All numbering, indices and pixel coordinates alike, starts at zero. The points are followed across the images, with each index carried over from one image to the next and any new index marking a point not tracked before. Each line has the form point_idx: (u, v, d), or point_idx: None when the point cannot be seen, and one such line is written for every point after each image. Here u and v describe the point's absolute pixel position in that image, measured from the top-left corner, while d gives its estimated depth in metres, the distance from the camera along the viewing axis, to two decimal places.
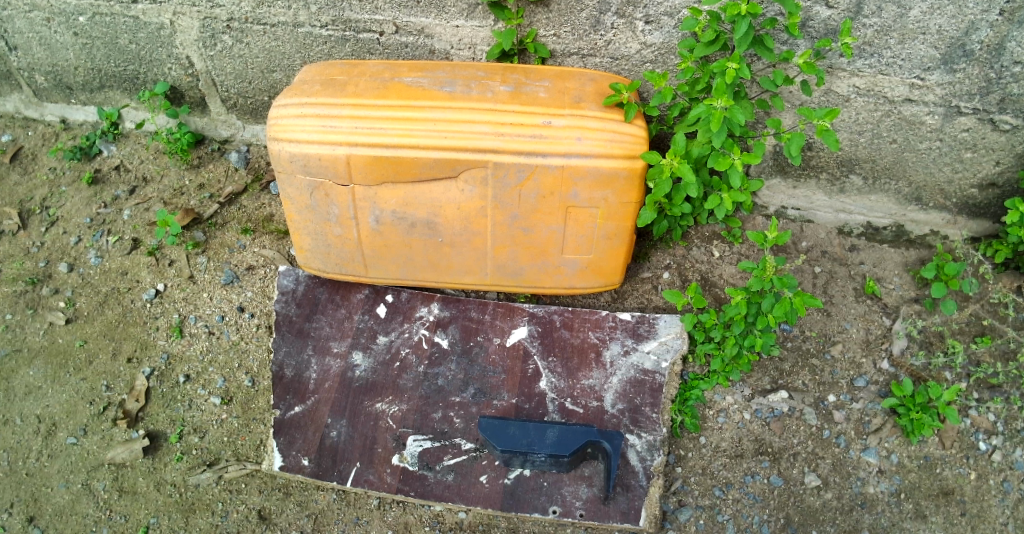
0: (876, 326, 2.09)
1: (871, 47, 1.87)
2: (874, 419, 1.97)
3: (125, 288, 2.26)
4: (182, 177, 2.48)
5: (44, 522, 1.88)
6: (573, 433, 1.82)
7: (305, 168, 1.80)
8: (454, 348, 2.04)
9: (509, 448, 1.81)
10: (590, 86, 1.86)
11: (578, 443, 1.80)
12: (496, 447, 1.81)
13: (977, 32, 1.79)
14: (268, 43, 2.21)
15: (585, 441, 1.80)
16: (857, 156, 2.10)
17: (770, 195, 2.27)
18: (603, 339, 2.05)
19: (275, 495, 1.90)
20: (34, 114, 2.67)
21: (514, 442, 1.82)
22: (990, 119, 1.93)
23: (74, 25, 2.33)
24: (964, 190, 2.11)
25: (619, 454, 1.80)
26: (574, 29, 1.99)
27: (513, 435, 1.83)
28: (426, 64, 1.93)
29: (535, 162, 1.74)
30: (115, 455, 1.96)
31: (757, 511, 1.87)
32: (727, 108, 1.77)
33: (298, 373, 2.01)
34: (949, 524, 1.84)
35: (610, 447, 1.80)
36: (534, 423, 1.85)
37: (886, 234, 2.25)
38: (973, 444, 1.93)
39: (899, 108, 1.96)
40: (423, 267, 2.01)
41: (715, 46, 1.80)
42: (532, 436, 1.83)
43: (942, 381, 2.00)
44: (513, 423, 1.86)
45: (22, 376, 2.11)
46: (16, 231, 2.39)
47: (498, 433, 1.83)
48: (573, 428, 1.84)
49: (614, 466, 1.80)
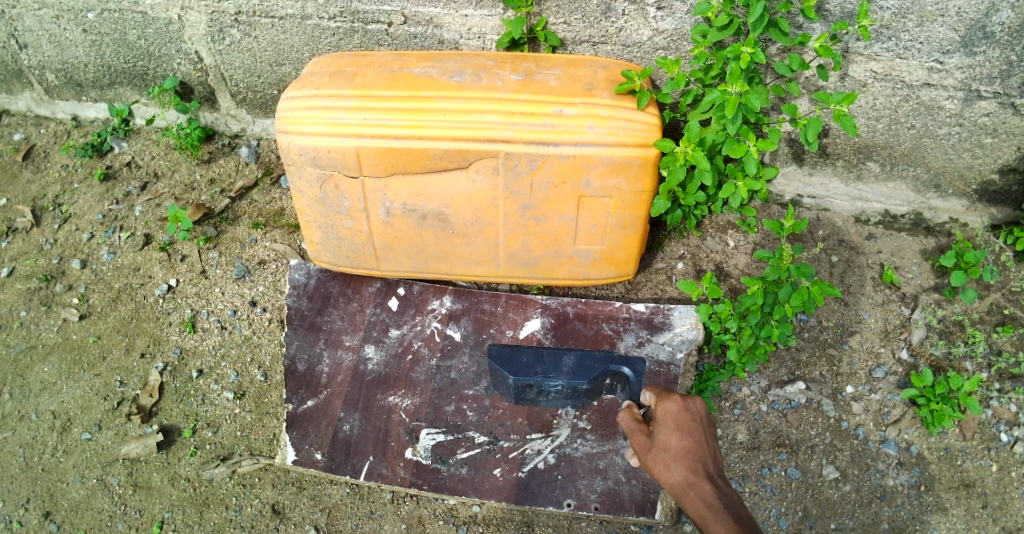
0: (894, 315, 2.06)
1: (889, 31, 1.82)
2: (893, 410, 1.94)
3: (138, 284, 2.26)
4: (192, 172, 2.49)
5: (60, 517, 1.89)
6: (592, 360, 1.75)
7: (315, 160, 1.78)
8: (466, 341, 2.02)
9: (524, 376, 1.77)
10: (602, 73, 1.83)
11: (598, 372, 1.72)
12: (509, 376, 1.78)
13: (998, 14, 1.74)
14: (277, 35, 2.19)
15: (605, 370, 1.72)
16: (874, 142, 2.06)
17: (785, 183, 2.24)
18: (617, 330, 2.02)
19: (288, 489, 1.89)
20: (46, 111, 2.68)
21: (529, 370, 1.77)
22: (1011, 104, 1.89)
23: (83, 22, 2.32)
24: (985, 176, 2.06)
25: (643, 379, 1.70)
26: (584, 17, 1.97)
27: (527, 363, 1.79)
28: (435, 53, 1.90)
29: (547, 151, 1.72)
30: (130, 450, 1.96)
31: (774, 504, 1.84)
32: (741, 93, 1.76)
33: (310, 367, 2.00)
34: (970, 517, 1.81)
35: (632, 371, 1.69)
36: (548, 351, 1.81)
37: (904, 222, 2.21)
38: (995, 435, 1.90)
39: (918, 92, 1.92)
40: (435, 258, 2.00)
41: (728, 31, 1.78)
42: (546, 363, 1.78)
43: (963, 371, 1.98)
44: (525, 352, 1.82)
45: (37, 372, 2.11)
46: (29, 228, 2.40)
47: (511, 361, 1.80)
48: (590, 355, 1.77)
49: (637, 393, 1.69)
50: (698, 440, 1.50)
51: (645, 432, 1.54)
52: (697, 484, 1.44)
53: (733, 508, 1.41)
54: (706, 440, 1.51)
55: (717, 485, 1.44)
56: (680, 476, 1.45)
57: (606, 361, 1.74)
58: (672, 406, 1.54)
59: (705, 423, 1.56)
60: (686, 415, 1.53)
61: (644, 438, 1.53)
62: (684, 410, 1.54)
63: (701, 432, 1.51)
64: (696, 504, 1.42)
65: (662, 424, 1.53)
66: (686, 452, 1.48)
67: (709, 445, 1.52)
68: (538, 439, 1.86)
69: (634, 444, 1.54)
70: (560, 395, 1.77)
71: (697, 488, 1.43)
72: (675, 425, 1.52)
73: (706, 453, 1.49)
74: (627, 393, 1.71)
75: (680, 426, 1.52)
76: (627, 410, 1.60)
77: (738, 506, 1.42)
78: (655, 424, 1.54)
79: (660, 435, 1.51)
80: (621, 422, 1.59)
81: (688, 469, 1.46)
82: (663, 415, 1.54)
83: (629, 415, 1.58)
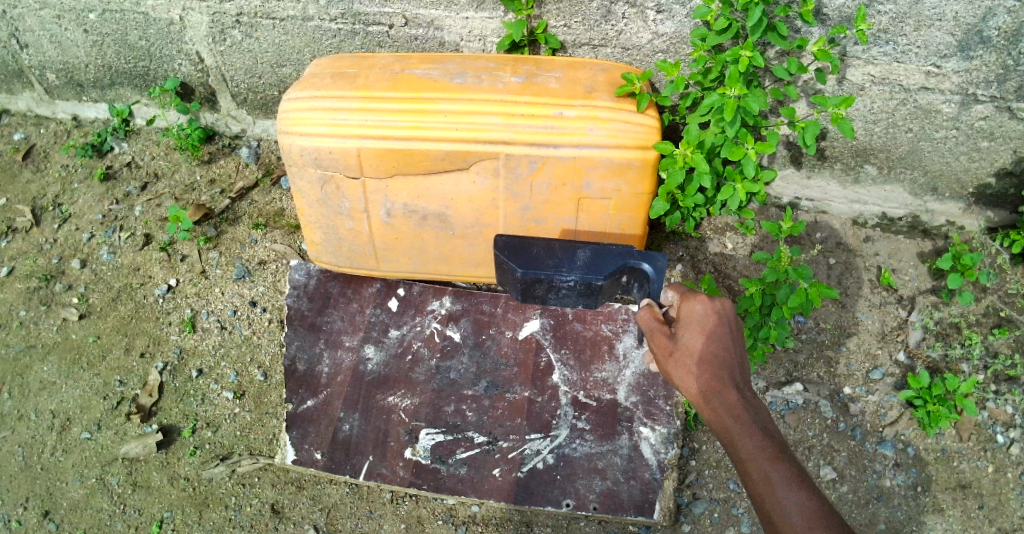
0: (891, 318, 2.08)
1: (887, 35, 1.83)
2: (890, 411, 1.95)
3: (138, 284, 2.26)
4: (193, 172, 2.49)
5: (59, 517, 1.89)
6: (610, 254, 1.47)
7: (317, 161, 1.79)
8: (465, 341, 2.03)
9: (531, 269, 1.46)
10: (602, 76, 1.84)
11: (614, 264, 1.45)
12: (514, 268, 1.46)
13: (994, 18, 1.76)
14: (278, 37, 2.20)
15: (624, 261, 1.45)
16: (872, 145, 2.08)
17: (783, 186, 2.26)
18: (615, 331, 2.04)
19: (287, 489, 1.90)
20: (46, 111, 2.69)
21: (539, 262, 1.46)
22: (1008, 107, 1.90)
23: (85, 22, 2.32)
24: (981, 179, 2.08)
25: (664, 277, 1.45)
26: (585, 20, 1.98)
27: (536, 255, 1.48)
28: (436, 55, 1.91)
29: (547, 153, 1.73)
30: (129, 449, 1.97)
31: None
32: (740, 96, 1.78)
33: (310, 367, 2.01)
34: (967, 518, 1.82)
35: (653, 268, 1.44)
36: (561, 244, 1.51)
37: (901, 225, 2.23)
38: (991, 436, 1.91)
39: (915, 96, 1.93)
40: (435, 259, 2.01)
41: (727, 34, 1.79)
42: (558, 257, 1.48)
43: (959, 373, 1.99)
44: (536, 243, 1.51)
45: (36, 372, 2.12)
46: (29, 228, 2.41)
47: (518, 253, 1.48)
48: (609, 248, 1.49)
49: (656, 291, 1.45)
50: (725, 346, 1.38)
51: (667, 331, 1.41)
52: (724, 395, 1.34)
53: (760, 419, 1.31)
54: (733, 346, 1.40)
55: (745, 395, 1.34)
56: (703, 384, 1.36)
57: (626, 252, 1.48)
58: (699, 305, 1.42)
59: (734, 324, 1.43)
60: (713, 316, 1.40)
61: (666, 339, 1.41)
62: (711, 311, 1.41)
63: (729, 336, 1.40)
64: (719, 415, 1.32)
65: (685, 326, 1.40)
66: (712, 359, 1.37)
67: (736, 349, 1.41)
68: (538, 440, 1.87)
69: (654, 345, 1.42)
70: (573, 293, 1.48)
71: (724, 400, 1.33)
72: (700, 327, 1.39)
73: (733, 360, 1.39)
74: (651, 293, 1.46)
75: (707, 329, 1.39)
76: (647, 307, 1.44)
77: (765, 416, 1.32)
78: (679, 324, 1.42)
79: (684, 338, 1.39)
80: (639, 319, 1.45)
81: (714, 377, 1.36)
82: (687, 316, 1.42)
83: (649, 313, 1.43)
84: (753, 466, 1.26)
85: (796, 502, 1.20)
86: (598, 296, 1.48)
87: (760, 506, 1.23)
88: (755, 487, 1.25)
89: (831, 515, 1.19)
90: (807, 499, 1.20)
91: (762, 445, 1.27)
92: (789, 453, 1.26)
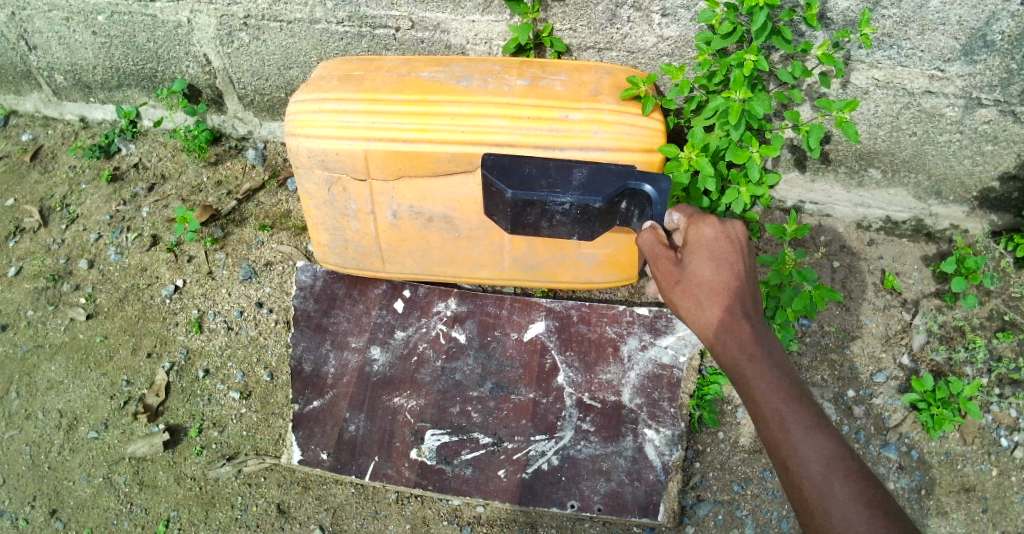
0: (895, 321, 2.08)
1: (891, 39, 1.84)
2: (894, 414, 1.95)
3: (145, 284, 2.28)
4: (200, 174, 2.51)
5: (66, 515, 1.91)
6: (605, 177, 1.59)
7: (324, 163, 1.80)
8: (471, 342, 2.04)
9: (523, 191, 1.58)
10: (608, 79, 1.85)
11: (611, 186, 1.56)
12: (505, 190, 1.59)
13: (998, 23, 1.76)
14: (285, 40, 2.22)
15: (623, 185, 1.56)
16: (876, 149, 2.08)
17: (788, 189, 2.27)
18: (620, 333, 2.04)
19: (293, 489, 1.91)
20: (54, 112, 2.70)
21: (532, 184, 1.59)
22: (1012, 111, 1.90)
23: (93, 24, 2.34)
24: (985, 183, 2.08)
25: (666, 199, 1.55)
26: (590, 23, 1.99)
27: (530, 177, 1.61)
28: (442, 58, 1.92)
29: (553, 156, 1.72)
30: (136, 449, 1.98)
31: (776, 507, 1.86)
32: (745, 100, 1.80)
33: (316, 368, 2.02)
34: (971, 521, 1.82)
35: (655, 189, 1.55)
36: (556, 165, 1.64)
37: (905, 228, 2.23)
38: (995, 440, 1.92)
39: (919, 100, 1.94)
40: (440, 261, 2.02)
41: (732, 38, 1.80)
42: (555, 179, 1.61)
43: (963, 376, 2.00)
44: (534, 168, 1.63)
45: (44, 371, 2.13)
46: (37, 228, 2.42)
47: (516, 178, 1.61)
48: (605, 171, 1.60)
49: (659, 213, 1.56)
50: (733, 272, 1.38)
51: (672, 259, 1.45)
52: (729, 323, 1.33)
53: (769, 348, 1.30)
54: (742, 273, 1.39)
55: (754, 323, 1.33)
56: (710, 312, 1.36)
57: (624, 176, 1.59)
58: (708, 231, 1.42)
59: (746, 251, 1.42)
60: (722, 242, 1.41)
61: (672, 267, 1.43)
62: (720, 237, 1.42)
63: (737, 262, 1.39)
64: (725, 344, 1.32)
65: (692, 252, 1.42)
66: (719, 285, 1.37)
67: (747, 277, 1.40)
68: (542, 441, 1.88)
69: (660, 271, 1.46)
70: (568, 217, 1.60)
71: (729, 329, 1.33)
72: (707, 252, 1.40)
73: (743, 287, 1.38)
74: (653, 215, 1.57)
75: (715, 254, 1.40)
76: (654, 233, 1.51)
77: (776, 349, 1.31)
78: (688, 252, 1.43)
79: (689, 263, 1.41)
80: (644, 244, 1.51)
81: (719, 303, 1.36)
82: (696, 242, 1.42)
83: (655, 240, 1.49)
84: (759, 397, 1.25)
85: (802, 431, 1.19)
86: (593, 220, 1.60)
87: (766, 437, 1.23)
88: (762, 417, 1.24)
89: (839, 446, 1.17)
90: (814, 431, 1.19)
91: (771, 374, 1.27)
92: (799, 383, 1.25)
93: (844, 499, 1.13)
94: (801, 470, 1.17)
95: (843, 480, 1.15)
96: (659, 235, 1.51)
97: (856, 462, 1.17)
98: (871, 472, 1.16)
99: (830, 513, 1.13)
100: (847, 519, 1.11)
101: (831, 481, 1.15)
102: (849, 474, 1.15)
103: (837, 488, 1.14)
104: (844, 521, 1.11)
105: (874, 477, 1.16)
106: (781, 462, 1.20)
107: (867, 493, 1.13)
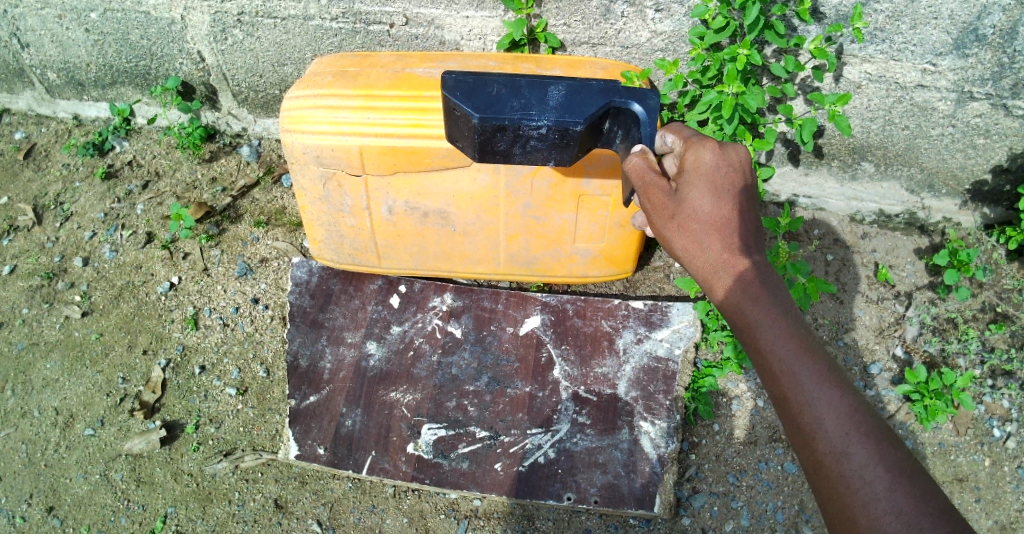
0: (889, 313, 2.10)
1: (883, 33, 1.85)
2: (888, 405, 1.97)
3: (140, 281, 2.28)
4: (194, 171, 2.51)
5: (63, 512, 1.91)
6: (584, 98, 1.43)
7: (319, 159, 1.79)
8: (466, 337, 2.05)
9: (494, 114, 1.38)
10: (602, 74, 1.84)
11: (593, 106, 1.42)
12: (471, 113, 1.38)
13: (989, 16, 1.77)
14: (280, 36, 2.22)
15: (606, 103, 1.41)
16: (868, 143, 2.10)
17: (781, 183, 2.28)
18: (615, 327, 2.05)
19: (291, 484, 1.91)
20: (46, 110, 2.70)
21: (502, 105, 1.40)
22: (1003, 105, 1.92)
23: (86, 22, 2.33)
24: (977, 176, 2.10)
25: (655, 119, 1.41)
26: (584, 18, 2.00)
27: (499, 96, 1.41)
28: (436, 54, 1.91)
29: None
30: (133, 445, 1.98)
31: (771, 498, 1.87)
32: (738, 94, 1.81)
33: (312, 363, 2.02)
34: (964, 511, 1.83)
35: (644, 109, 1.41)
36: (527, 82, 1.44)
37: (898, 221, 2.26)
38: (987, 430, 1.93)
39: (911, 94, 1.95)
40: (435, 256, 2.03)
41: (725, 33, 1.81)
42: (526, 99, 1.42)
43: (956, 367, 2.02)
44: (497, 83, 1.43)
45: (39, 369, 2.13)
46: (31, 226, 2.42)
47: (478, 96, 1.40)
48: (582, 91, 1.44)
49: (648, 135, 1.41)
50: (735, 207, 1.26)
51: (667, 189, 1.28)
52: (732, 266, 1.23)
53: (776, 293, 1.20)
54: (742, 206, 1.27)
55: (758, 262, 1.22)
56: (712, 252, 1.24)
57: (606, 93, 1.43)
58: (709, 157, 1.30)
59: (748, 181, 1.30)
60: (724, 171, 1.28)
61: (666, 198, 1.28)
62: (723, 165, 1.29)
63: (740, 195, 1.27)
64: (729, 289, 1.21)
65: (691, 183, 1.27)
66: (721, 221, 1.24)
67: (750, 210, 1.28)
68: (538, 434, 1.89)
69: (652, 203, 1.30)
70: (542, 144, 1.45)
71: (732, 273, 1.22)
72: (707, 183, 1.27)
73: (744, 222, 1.26)
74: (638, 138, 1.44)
75: (716, 185, 1.26)
76: (643, 156, 1.32)
77: (783, 291, 1.21)
78: (683, 181, 1.29)
79: (687, 195, 1.26)
80: (630, 168, 1.32)
81: (723, 243, 1.24)
82: (695, 171, 1.29)
83: (644, 163, 1.31)
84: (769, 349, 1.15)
85: (819, 388, 1.11)
86: (571, 146, 1.45)
87: (774, 390, 1.15)
88: (772, 372, 1.14)
89: (854, 400, 1.10)
90: (831, 388, 1.11)
91: (779, 324, 1.17)
92: (809, 331, 1.16)
93: (866, 463, 1.06)
94: (817, 431, 1.10)
95: (861, 437, 1.08)
96: (648, 158, 1.33)
97: (875, 418, 1.10)
98: (891, 428, 1.09)
99: (850, 477, 1.06)
100: (869, 484, 1.05)
101: (851, 441, 1.08)
102: (868, 432, 1.08)
103: (858, 448, 1.07)
104: (863, 483, 1.06)
105: (893, 435, 1.09)
106: (794, 421, 1.13)
107: (890, 454, 1.07)
